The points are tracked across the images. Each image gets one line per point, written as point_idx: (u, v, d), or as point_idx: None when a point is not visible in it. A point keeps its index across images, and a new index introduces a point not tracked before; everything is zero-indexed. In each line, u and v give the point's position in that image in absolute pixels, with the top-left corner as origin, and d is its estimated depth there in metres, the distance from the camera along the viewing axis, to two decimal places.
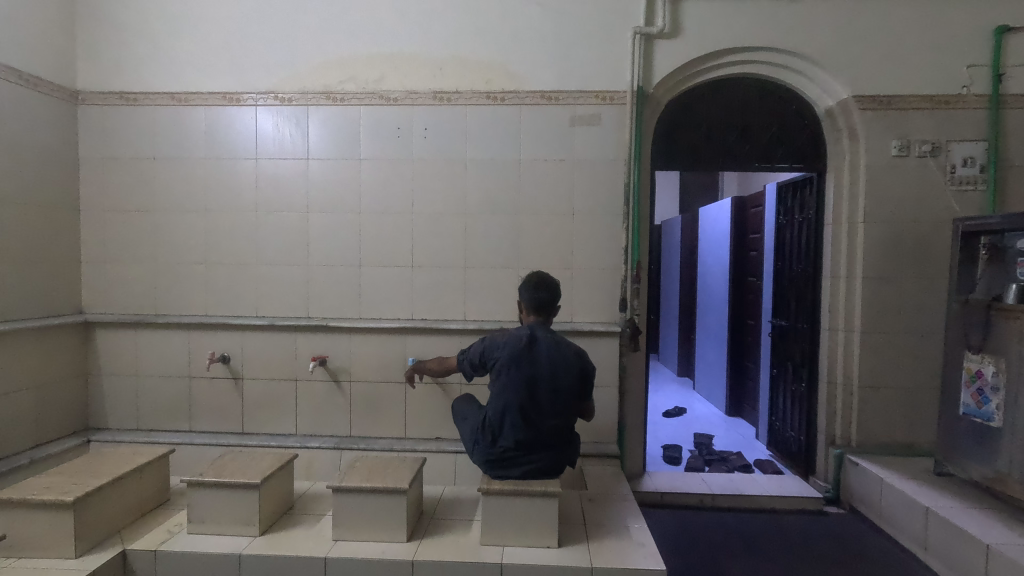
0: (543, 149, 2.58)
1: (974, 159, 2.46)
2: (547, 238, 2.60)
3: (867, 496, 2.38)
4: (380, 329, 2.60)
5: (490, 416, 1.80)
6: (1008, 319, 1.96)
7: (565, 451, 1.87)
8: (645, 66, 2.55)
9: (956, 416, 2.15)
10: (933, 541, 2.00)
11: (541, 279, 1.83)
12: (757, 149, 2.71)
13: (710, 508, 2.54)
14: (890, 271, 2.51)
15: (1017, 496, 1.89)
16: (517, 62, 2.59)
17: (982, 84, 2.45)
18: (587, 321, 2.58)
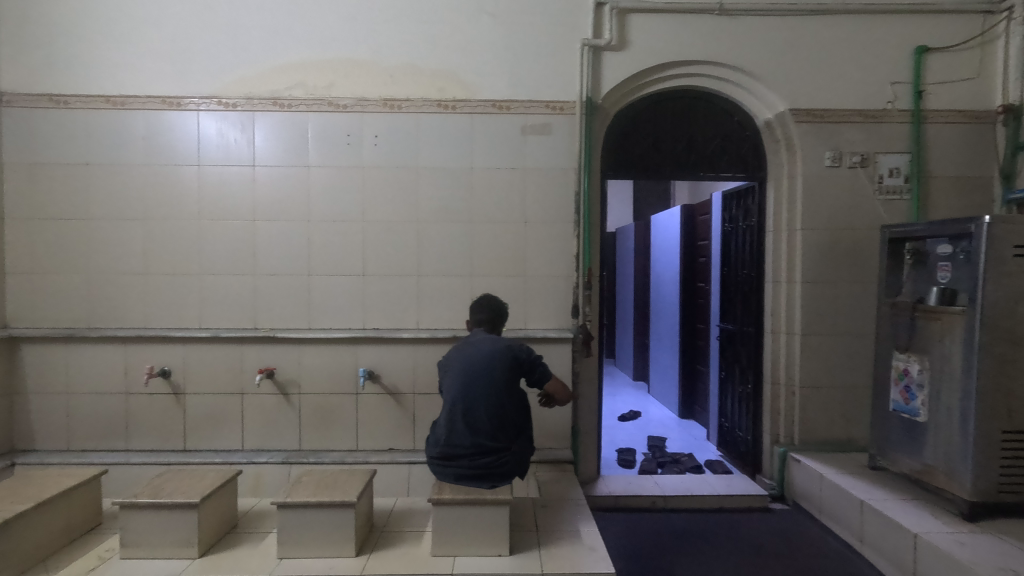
0: (496, 157, 2.60)
1: (899, 170, 2.62)
2: (501, 246, 2.61)
3: (809, 491, 2.48)
4: (331, 340, 2.55)
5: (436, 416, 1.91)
6: (930, 320, 2.08)
7: (509, 451, 1.86)
8: (594, 77, 2.60)
9: (887, 413, 2.27)
10: (868, 533, 2.10)
11: (490, 298, 1.98)
12: (702, 157, 2.79)
13: (663, 509, 2.59)
14: (826, 275, 2.64)
15: (942, 486, 2.01)
16: (469, 71, 2.60)
17: (905, 100, 2.62)
18: (541, 328, 2.60)
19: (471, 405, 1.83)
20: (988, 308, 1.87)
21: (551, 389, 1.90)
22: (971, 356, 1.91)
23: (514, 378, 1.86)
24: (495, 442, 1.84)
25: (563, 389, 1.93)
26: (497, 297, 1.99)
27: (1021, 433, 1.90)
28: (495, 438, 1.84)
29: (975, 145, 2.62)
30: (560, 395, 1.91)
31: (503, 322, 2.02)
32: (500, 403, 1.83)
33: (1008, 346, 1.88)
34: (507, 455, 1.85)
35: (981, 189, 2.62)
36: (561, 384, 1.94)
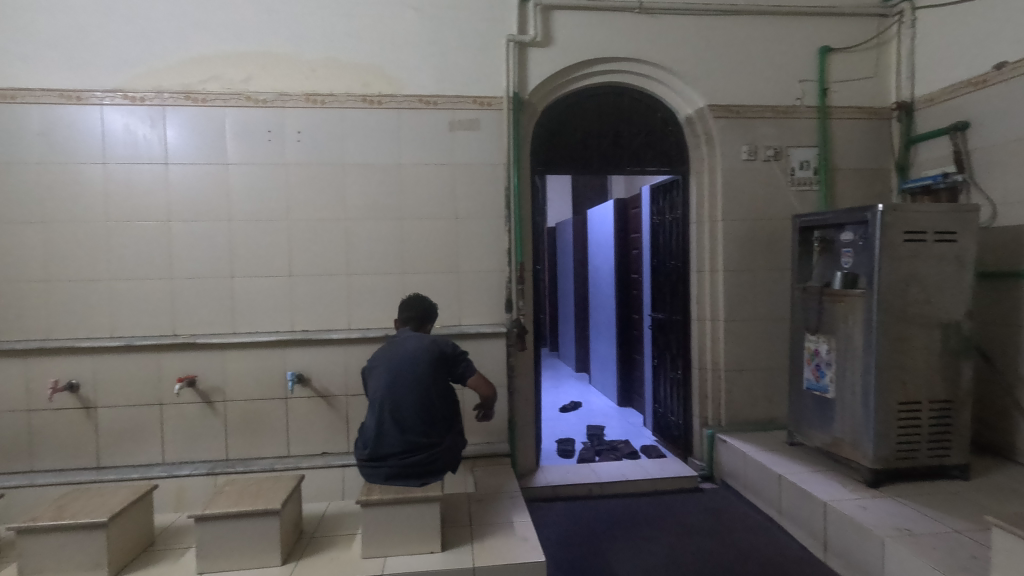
0: (424, 153, 2.57)
1: (809, 163, 2.78)
2: (432, 243, 2.59)
3: (735, 469, 2.61)
4: (257, 344, 2.45)
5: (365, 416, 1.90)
6: (835, 303, 2.22)
7: (439, 447, 1.86)
8: (520, 73, 2.62)
9: (802, 391, 2.42)
10: (785, 504, 2.23)
11: (417, 298, 1.99)
12: (628, 152, 2.86)
13: (599, 495, 2.66)
14: (745, 263, 2.78)
15: (849, 456, 2.16)
16: (394, 65, 2.56)
17: (812, 97, 2.78)
18: (475, 324, 2.60)
19: (398, 404, 1.83)
20: (883, 290, 2.02)
21: (472, 382, 1.88)
22: (870, 334, 2.05)
23: (441, 375, 1.86)
24: (424, 439, 1.84)
25: (486, 386, 1.90)
26: (424, 297, 2.00)
27: (915, 403, 2.07)
28: (424, 435, 1.84)
29: (874, 139, 2.81)
30: (477, 389, 1.88)
31: (432, 320, 2.01)
32: (426, 400, 1.83)
33: (902, 324, 2.04)
34: (437, 451, 1.85)
35: (880, 180, 2.82)
36: (486, 382, 1.91)
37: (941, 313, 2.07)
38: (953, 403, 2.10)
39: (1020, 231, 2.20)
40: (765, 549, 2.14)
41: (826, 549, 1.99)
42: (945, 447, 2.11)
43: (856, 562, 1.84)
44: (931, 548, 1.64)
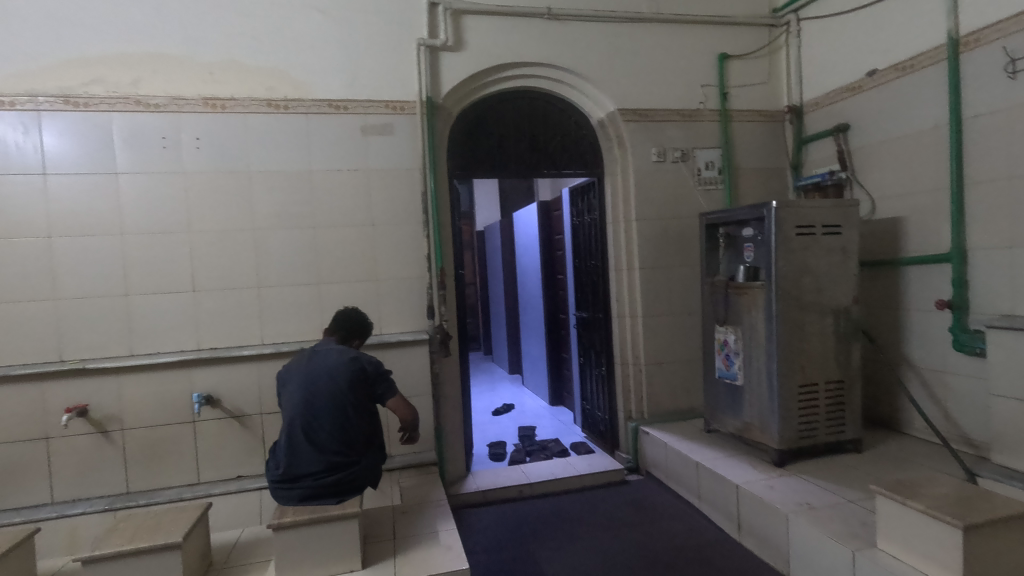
0: (336, 159, 2.49)
1: (713, 163, 2.94)
2: (349, 251, 2.51)
3: (657, 459, 2.70)
4: (158, 366, 2.29)
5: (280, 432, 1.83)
6: (740, 295, 2.35)
7: (357, 466, 1.81)
8: (433, 77, 2.60)
9: (714, 380, 2.54)
10: (703, 489, 2.33)
11: (345, 313, 1.95)
12: (545, 155, 2.90)
13: (530, 496, 2.67)
14: (660, 261, 2.89)
15: (758, 439, 2.29)
16: (300, 69, 2.47)
17: (714, 101, 2.94)
18: (396, 332, 2.55)
19: (314, 422, 1.76)
20: (781, 281, 2.16)
21: (390, 404, 1.80)
22: (771, 323, 2.19)
23: (361, 392, 1.80)
24: (340, 458, 1.79)
25: (403, 410, 1.81)
26: (352, 311, 1.95)
27: (813, 385, 2.23)
28: (341, 454, 1.79)
29: (771, 140, 3.01)
30: (394, 411, 1.80)
31: (361, 335, 1.97)
32: (342, 418, 1.77)
33: (798, 313, 2.19)
34: (354, 470, 1.80)
35: (777, 178, 3.02)
36: (405, 407, 1.81)
37: (832, 300, 2.23)
38: (846, 382, 2.27)
39: (895, 222, 2.41)
40: (685, 534, 2.22)
41: (739, 529, 2.10)
42: (841, 423, 2.28)
43: (765, 538, 1.95)
44: (826, 520, 1.76)
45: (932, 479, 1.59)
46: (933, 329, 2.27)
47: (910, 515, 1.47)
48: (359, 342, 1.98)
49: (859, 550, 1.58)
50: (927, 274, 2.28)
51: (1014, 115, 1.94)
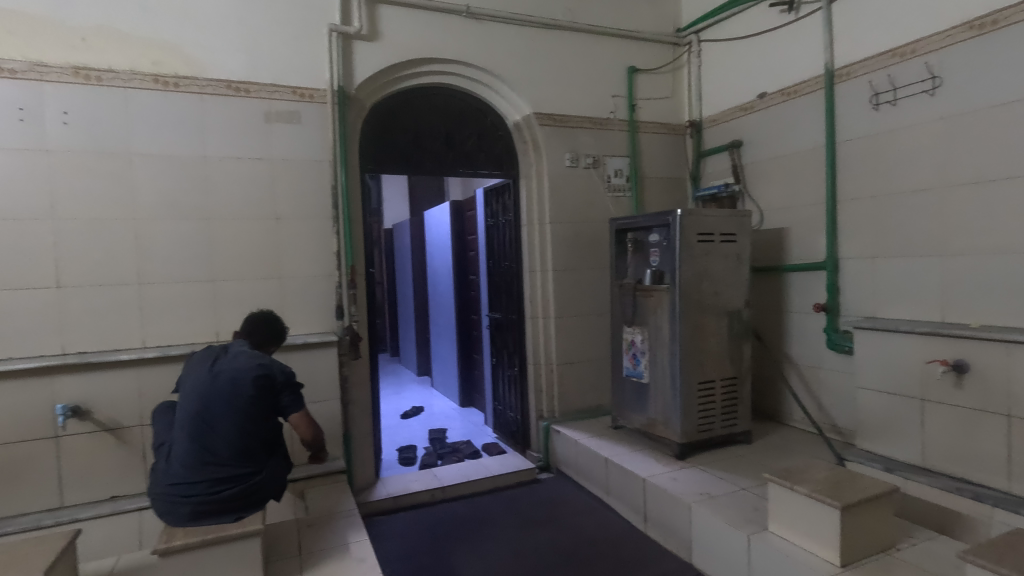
0: (235, 146, 2.30)
1: (622, 171, 3.06)
2: (248, 246, 2.32)
3: (568, 457, 2.76)
4: (10, 374, 1.97)
5: (170, 441, 1.66)
6: (647, 297, 2.47)
7: (254, 481, 1.67)
8: (345, 66, 2.48)
9: (622, 378, 2.64)
10: (611, 484, 2.42)
11: (259, 315, 1.82)
12: (460, 154, 2.87)
13: (442, 500, 2.62)
14: (571, 263, 2.96)
15: (662, 434, 2.42)
16: (194, 44, 2.24)
17: (622, 111, 3.07)
18: (301, 333, 2.39)
19: (209, 431, 1.61)
20: (684, 285, 2.30)
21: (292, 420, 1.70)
22: (674, 325, 2.32)
23: (267, 400, 1.66)
24: (236, 471, 1.64)
25: (307, 428, 1.71)
26: (269, 314, 1.84)
27: (710, 381, 2.39)
28: (238, 466, 1.64)
29: (674, 152, 3.19)
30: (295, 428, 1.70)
31: (275, 341, 1.85)
32: (241, 428, 1.62)
33: (698, 314, 2.34)
34: (250, 484, 1.65)
35: (678, 188, 3.22)
36: (309, 424, 1.72)
37: (728, 303, 2.41)
38: (738, 378, 2.46)
39: (780, 233, 2.65)
40: (595, 528, 2.29)
41: (645, 520, 2.20)
42: (734, 416, 2.47)
43: (670, 528, 2.06)
44: (724, 507, 1.90)
45: (813, 465, 1.76)
46: (811, 329, 2.53)
47: (797, 499, 1.61)
48: (271, 349, 1.85)
49: (754, 534, 1.71)
50: (806, 281, 2.52)
51: (876, 142, 2.19)
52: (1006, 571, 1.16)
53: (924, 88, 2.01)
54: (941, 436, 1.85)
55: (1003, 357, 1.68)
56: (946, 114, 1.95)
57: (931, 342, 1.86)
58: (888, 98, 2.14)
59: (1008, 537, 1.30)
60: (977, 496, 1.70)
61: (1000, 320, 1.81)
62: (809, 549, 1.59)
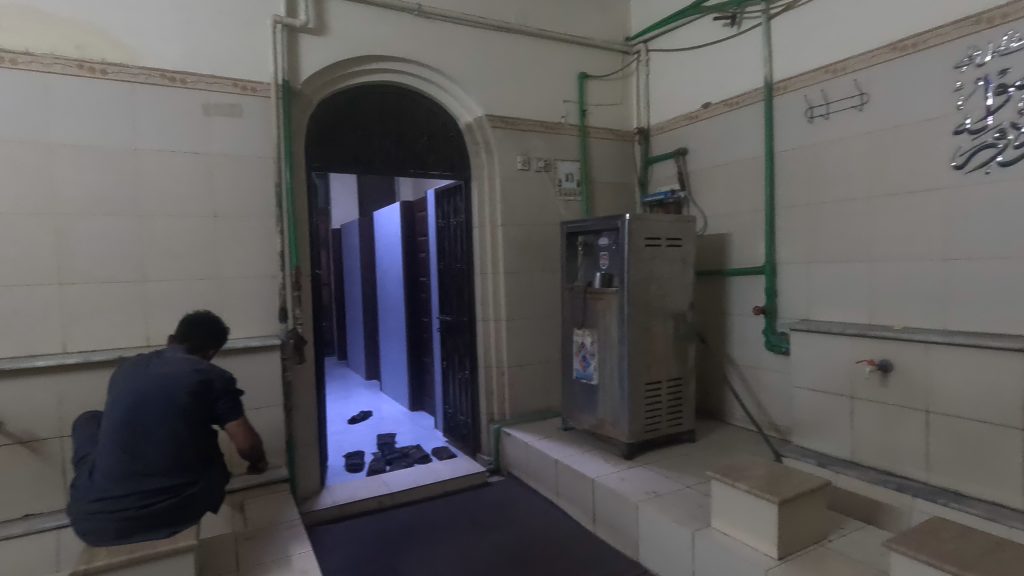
0: (169, 139, 2.17)
1: (573, 175, 3.10)
2: (184, 245, 2.20)
3: (518, 460, 2.76)
4: None
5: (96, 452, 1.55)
6: (597, 300, 2.50)
7: (188, 494, 1.57)
8: (290, 60, 2.39)
9: (572, 380, 2.67)
10: (561, 486, 2.43)
11: (201, 316, 1.73)
12: (411, 155, 2.82)
13: (390, 506, 2.57)
14: (522, 266, 2.97)
15: (610, 434, 2.46)
16: (125, 29, 2.10)
17: (573, 117, 3.11)
18: (241, 337, 2.29)
19: (140, 441, 1.52)
20: (632, 288, 2.35)
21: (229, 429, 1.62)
22: (623, 327, 2.36)
23: (206, 408, 1.58)
24: (169, 484, 1.55)
25: (244, 439, 1.63)
26: (210, 316, 1.74)
27: (657, 382, 2.45)
28: (172, 475, 1.55)
29: (623, 158, 3.26)
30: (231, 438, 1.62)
31: (217, 344, 1.75)
32: (176, 435, 1.53)
33: (646, 316, 2.40)
34: (184, 497, 1.56)
35: (627, 193, 3.29)
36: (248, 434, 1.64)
37: (673, 306, 2.48)
38: (683, 379, 2.53)
39: (722, 238, 2.75)
40: (545, 529, 2.30)
41: (594, 520, 2.22)
42: (679, 416, 2.53)
43: (617, 527, 2.10)
44: (670, 505, 1.94)
45: (753, 462, 1.83)
46: (750, 331, 2.63)
47: (739, 495, 1.67)
48: (212, 353, 1.76)
49: (697, 531, 1.76)
50: (746, 284, 2.63)
51: (810, 153, 2.31)
52: (927, 557, 1.24)
53: (854, 104, 2.13)
54: (869, 432, 1.96)
55: (923, 357, 1.80)
56: (873, 128, 2.07)
57: (859, 343, 1.98)
58: (821, 112, 2.26)
59: (928, 525, 1.39)
60: (900, 487, 1.81)
61: (920, 322, 1.93)
62: (749, 544, 1.65)
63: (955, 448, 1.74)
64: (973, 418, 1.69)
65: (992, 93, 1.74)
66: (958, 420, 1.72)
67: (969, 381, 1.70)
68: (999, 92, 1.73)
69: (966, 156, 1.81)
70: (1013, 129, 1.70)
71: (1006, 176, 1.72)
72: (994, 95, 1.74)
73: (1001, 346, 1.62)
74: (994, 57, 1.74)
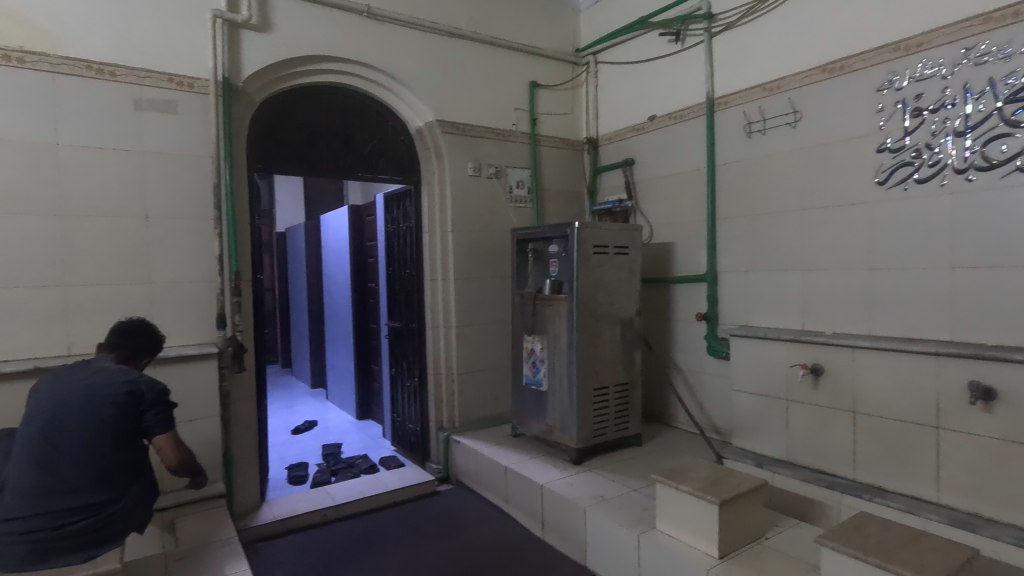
0: (96, 134, 2.04)
1: (523, 183, 3.12)
2: (111, 247, 2.07)
3: (467, 467, 2.74)
4: None
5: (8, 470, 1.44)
6: (546, 307, 2.52)
7: (109, 513, 1.47)
8: (231, 56, 2.30)
9: (521, 387, 2.67)
10: (511, 493, 2.43)
11: (131, 323, 1.62)
12: (360, 158, 2.77)
13: (334, 520, 2.49)
14: (473, 272, 2.96)
15: (559, 440, 2.48)
16: (46, 16, 1.96)
17: (524, 125, 3.13)
18: (174, 345, 2.17)
19: (56, 457, 1.40)
20: (581, 295, 2.38)
21: (158, 444, 1.51)
22: (572, 333, 2.39)
23: (131, 420, 1.48)
24: (88, 502, 1.44)
25: (170, 451, 1.49)
26: (140, 322, 1.63)
27: (605, 387, 2.48)
28: (92, 493, 1.44)
29: (572, 167, 3.31)
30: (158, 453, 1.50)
31: (148, 352, 1.64)
32: (95, 452, 1.43)
33: (594, 323, 2.43)
34: (104, 517, 1.46)
35: (577, 201, 3.34)
36: (176, 446, 1.51)
37: (621, 313, 2.53)
38: (630, 384, 2.58)
39: (667, 247, 2.84)
40: (494, 537, 2.29)
41: (543, 526, 2.23)
42: (626, 420, 2.58)
43: (566, 532, 2.11)
44: (617, 509, 1.98)
45: (696, 464, 1.89)
46: (694, 337, 2.72)
47: (682, 497, 1.72)
48: (142, 361, 1.65)
49: (643, 534, 1.79)
50: (690, 292, 2.71)
51: (749, 166, 2.41)
52: (854, 551, 1.31)
53: (788, 121, 2.25)
54: (802, 432, 2.05)
55: (851, 360, 1.91)
56: (805, 145, 2.19)
57: (793, 348, 2.08)
58: (759, 127, 2.37)
59: (855, 521, 1.47)
60: (831, 485, 1.91)
61: (848, 328, 2.05)
62: (692, 544, 1.70)
63: (879, 446, 1.85)
64: (895, 418, 1.80)
65: (909, 115, 1.88)
66: (882, 420, 1.83)
67: (891, 383, 1.81)
68: (915, 114, 1.86)
69: (887, 173, 1.94)
70: (928, 149, 1.84)
71: (921, 192, 1.85)
72: (911, 116, 1.87)
73: (918, 349, 1.74)
74: (910, 82, 1.87)
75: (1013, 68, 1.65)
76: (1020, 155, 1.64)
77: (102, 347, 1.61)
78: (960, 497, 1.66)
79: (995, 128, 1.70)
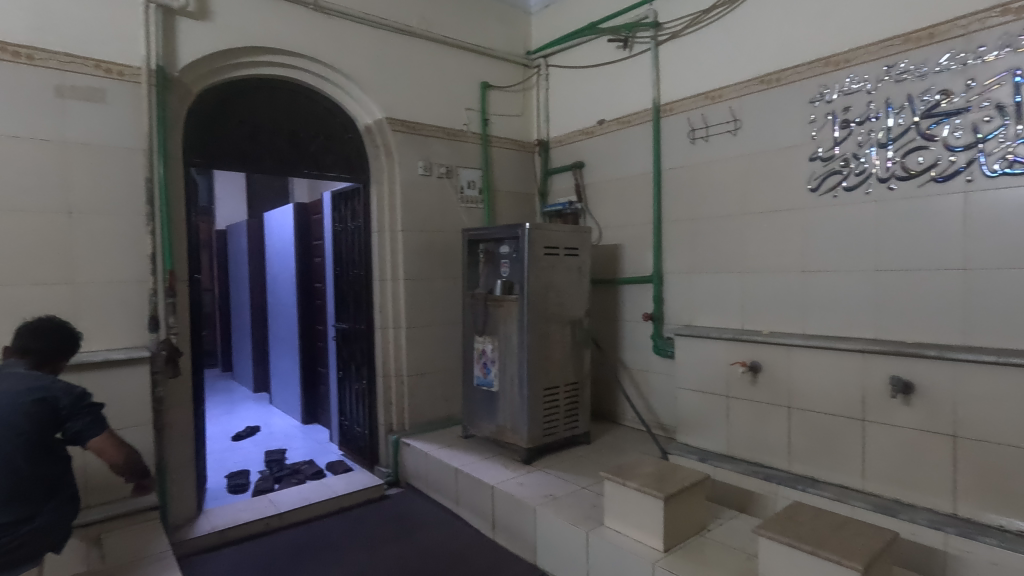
0: (11, 122, 1.89)
1: (474, 183, 3.11)
2: (29, 244, 1.92)
3: (417, 470, 2.70)
4: None
5: None
6: (497, 307, 2.53)
7: (25, 530, 1.38)
8: (166, 44, 2.18)
9: (472, 387, 2.66)
10: (461, 494, 2.42)
11: (44, 323, 1.51)
12: (306, 155, 2.68)
13: (277, 528, 2.40)
14: (423, 272, 2.93)
15: (510, 440, 2.49)
16: None
17: (475, 125, 3.13)
18: (101, 350, 2.03)
19: None
20: (531, 295, 2.40)
21: (96, 446, 1.43)
22: (522, 334, 2.41)
23: (46, 428, 1.39)
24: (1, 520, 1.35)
25: (114, 450, 1.43)
26: (55, 322, 1.52)
27: (555, 387, 2.51)
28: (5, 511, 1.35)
29: (523, 168, 3.33)
30: (100, 454, 1.42)
31: (66, 353, 1.54)
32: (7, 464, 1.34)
33: (545, 323, 2.46)
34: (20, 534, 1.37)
35: (528, 203, 3.36)
36: (120, 446, 1.44)
37: (570, 313, 2.56)
38: (579, 383, 2.62)
39: (615, 249, 2.90)
40: (444, 540, 2.27)
41: (493, 527, 2.23)
42: (575, 419, 2.62)
43: (516, 532, 2.12)
44: (566, 507, 2.00)
45: (642, 461, 1.93)
46: (641, 337, 2.79)
47: (629, 493, 1.76)
48: (61, 363, 1.54)
49: (591, 531, 1.82)
50: (637, 292, 2.78)
51: (693, 171, 2.50)
52: (788, 539, 1.38)
53: (729, 128, 2.34)
54: (742, 427, 2.14)
55: (786, 358, 2.01)
56: (745, 152, 2.29)
57: (734, 346, 2.17)
58: (702, 134, 2.45)
59: (788, 510, 1.55)
60: (768, 477, 2.00)
61: (783, 327, 2.16)
62: (638, 539, 1.74)
63: (811, 439, 1.95)
64: (825, 412, 1.91)
65: (838, 126, 1.99)
66: (814, 414, 1.94)
67: (822, 379, 1.92)
68: (843, 126, 1.98)
69: (819, 180, 2.05)
70: (855, 159, 1.95)
71: (849, 200, 1.97)
72: (840, 128, 1.99)
73: (846, 347, 1.84)
74: (839, 95, 1.99)
75: (929, 86, 1.78)
76: (934, 167, 1.77)
77: (14, 351, 1.50)
78: (883, 485, 1.78)
79: (913, 140, 1.82)
